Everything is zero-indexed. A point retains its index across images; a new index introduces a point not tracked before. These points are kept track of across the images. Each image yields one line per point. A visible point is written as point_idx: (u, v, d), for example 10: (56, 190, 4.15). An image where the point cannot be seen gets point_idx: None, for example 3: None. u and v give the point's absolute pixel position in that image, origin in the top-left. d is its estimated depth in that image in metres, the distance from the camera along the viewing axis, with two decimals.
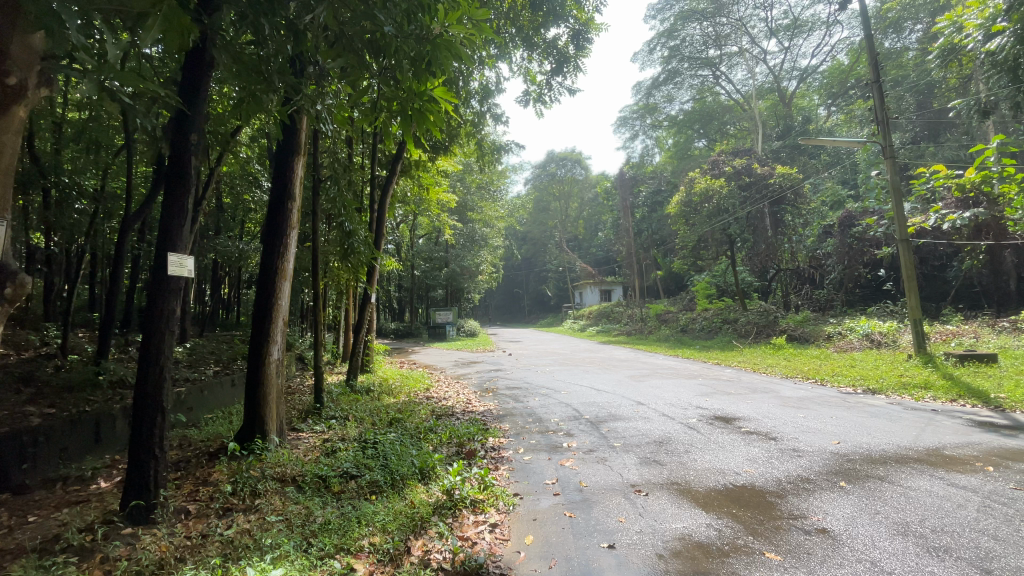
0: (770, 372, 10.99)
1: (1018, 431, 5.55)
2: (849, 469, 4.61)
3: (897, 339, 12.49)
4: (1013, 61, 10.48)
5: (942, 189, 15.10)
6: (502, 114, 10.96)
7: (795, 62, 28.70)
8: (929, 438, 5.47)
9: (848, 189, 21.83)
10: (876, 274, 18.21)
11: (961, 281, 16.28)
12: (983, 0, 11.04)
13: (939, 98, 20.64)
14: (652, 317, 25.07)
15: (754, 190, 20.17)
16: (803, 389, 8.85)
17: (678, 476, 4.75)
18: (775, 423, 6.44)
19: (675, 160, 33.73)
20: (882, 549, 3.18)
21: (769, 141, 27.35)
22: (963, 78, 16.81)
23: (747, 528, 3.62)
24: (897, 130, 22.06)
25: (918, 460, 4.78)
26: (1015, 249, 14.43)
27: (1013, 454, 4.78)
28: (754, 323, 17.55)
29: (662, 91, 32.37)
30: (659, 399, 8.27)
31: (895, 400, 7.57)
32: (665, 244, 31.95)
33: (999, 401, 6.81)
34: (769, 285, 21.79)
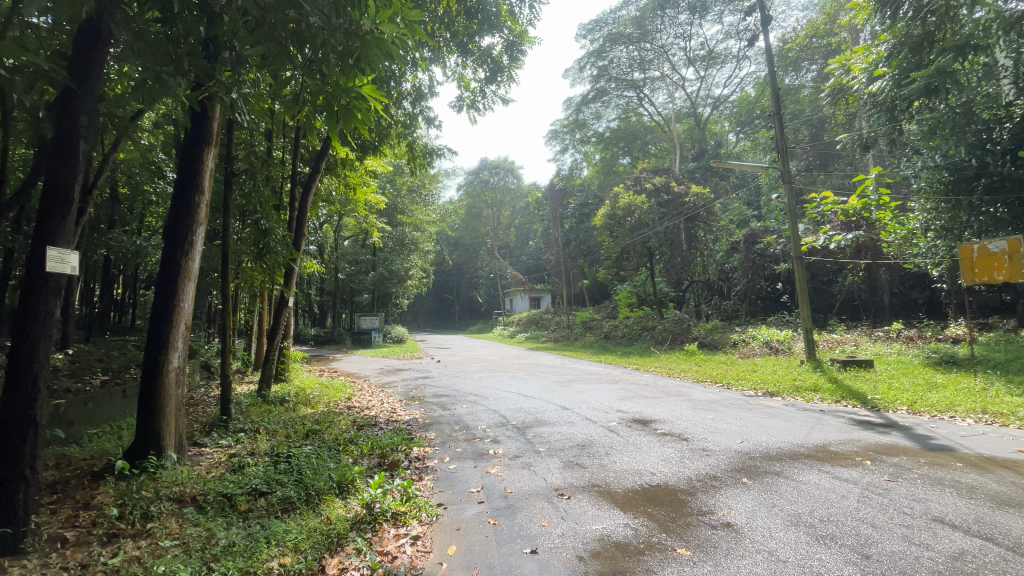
0: (684, 376, 11.72)
1: (889, 429, 6.28)
2: (750, 466, 4.97)
3: (790, 346, 13.81)
4: (889, 102, 12.14)
5: (830, 214, 17.03)
6: (434, 118, 10.72)
7: (710, 91, 30.69)
8: (818, 436, 6.03)
9: (753, 210, 23.95)
10: (775, 286, 20.04)
11: (844, 295, 18.06)
12: (867, 48, 13.05)
13: (828, 132, 23.31)
14: (578, 325, 25.79)
15: (671, 207, 21.52)
16: (713, 392, 9.47)
17: (599, 478, 4.85)
18: (687, 425, 6.81)
19: (602, 175, 35.18)
20: (778, 539, 3.43)
21: (686, 162, 29.33)
22: (849, 115, 19.05)
23: (661, 526, 3.76)
24: (794, 158, 24.57)
25: (808, 456, 5.25)
26: (888, 268, 16.66)
27: (885, 449, 5.39)
28: (670, 331, 18.62)
29: (590, 109, 33.49)
30: (582, 404, 8.47)
31: (790, 402, 8.32)
32: (592, 254, 33.13)
33: (875, 402, 7.69)
34: (683, 295, 23.26)
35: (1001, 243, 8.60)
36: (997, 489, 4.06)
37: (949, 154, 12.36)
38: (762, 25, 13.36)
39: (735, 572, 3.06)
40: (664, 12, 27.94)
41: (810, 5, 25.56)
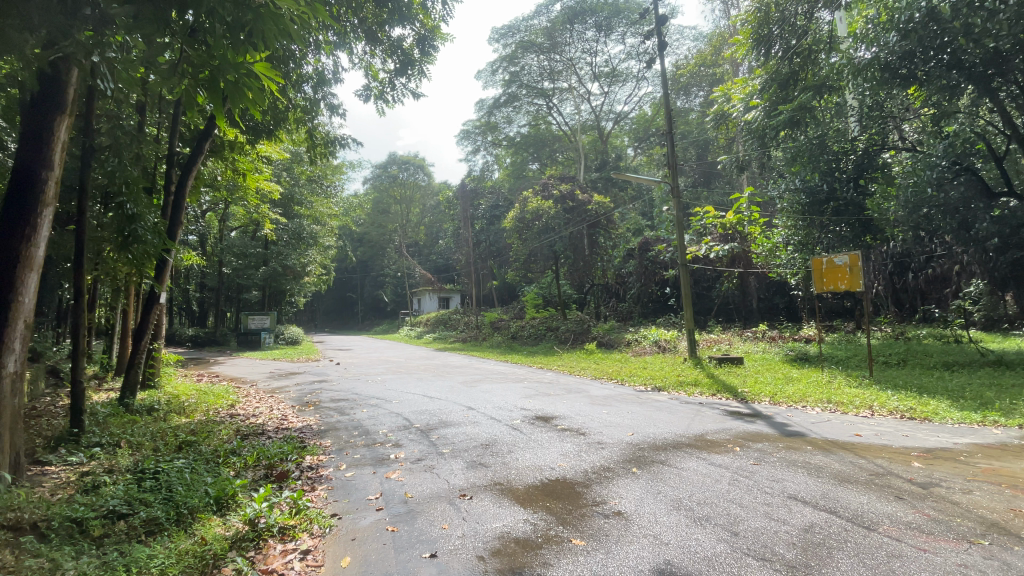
0: (583, 373, 12.34)
1: (755, 418, 7.11)
2: (640, 457, 5.32)
3: (676, 345, 15.13)
4: (761, 130, 13.88)
5: (711, 226, 19.00)
6: (338, 106, 10.13)
7: (612, 106, 32.44)
8: (698, 426, 6.64)
9: (647, 220, 25.89)
10: (664, 290, 21.89)
11: (720, 299, 20.15)
12: (745, 81, 14.78)
13: (712, 153, 25.95)
14: (485, 325, 25.93)
15: (576, 214, 22.39)
16: (609, 389, 10.04)
17: (501, 476, 4.89)
18: (584, 420, 7.14)
19: (511, 179, 35.91)
20: (662, 523, 3.70)
21: (590, 171, 30.87)
22: (729, 140, 21.32)
23: (558, 519, 3.87)
24: (684, 175, 27.02)
25: (689, 445, 5.75)
26: (757, 277, 18.87)
27: (751, 436, 6.09)
28: (572, 331, 19.44)
29: (501, 113, 33.83)
30: (487, 404, 8.51)
31: (676, 396, 9.10)
32: (501, 256, 33.60)
33: (744, 394, 8.68)
34: (584, 297, 24.20)
35: (845, 257, 10.12)
36: (838, 467, 4.76)
37: (806, 180, 14.17)
38: (658, 50, 14.41)
39: (625, 558, 3.24)
40: (573, 26, 29.05)
41: (700, 37, 28.23)
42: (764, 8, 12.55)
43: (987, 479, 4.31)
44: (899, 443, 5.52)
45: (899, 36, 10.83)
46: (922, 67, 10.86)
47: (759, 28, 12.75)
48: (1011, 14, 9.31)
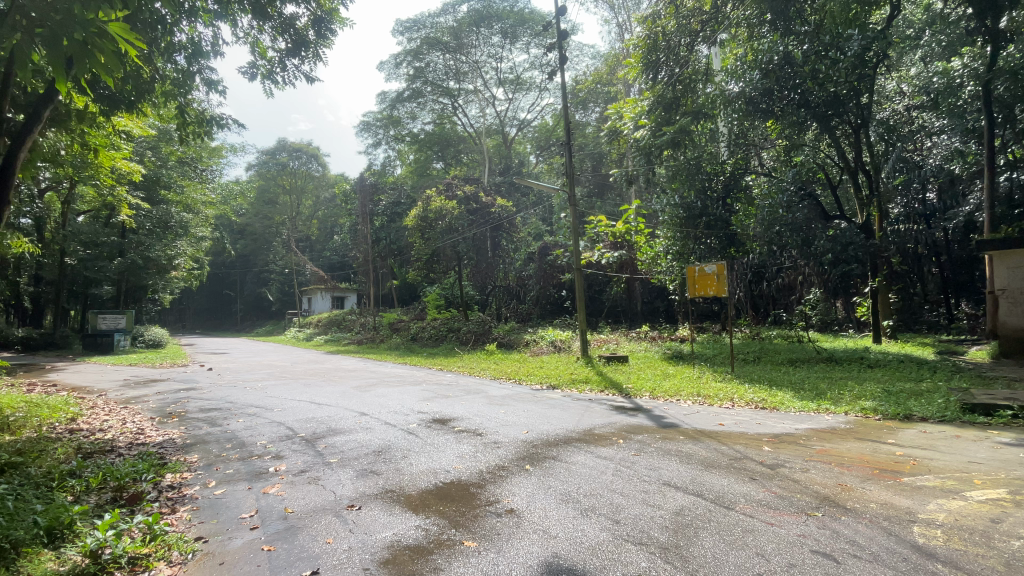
0: (482, 374, 12.43)
1: (637, 412, 7.69)
2: (532, 454, 5.46)
3: (570, 345, 15.90)
4: (647, 147, 14.49)
5: (603, 234, 20.31)
6: (217, 82, 9.12)
7: (516, 113, 33.13)
8: (587, 421, 7.01)
9: (547, 226, 26.93)
10: (561, 293, 23.00)
11: (610, 303, 21.58)
12: (636, 101, 15.63)
13: (606, 165, 27.72)
14: (383, 326, 25.00)
15: (479, 216, 22.53)
16: (507, 388, 10.22)
17: (393, 483, 4.73)
18: (481, 420, 7.18)
19: (415, 176, 35.41)
20: (551, 518, 3.82)
21: (493, 175, 31.32)
22: (622, 155, 22.91)
23: (451, 522, 3.83)
24: (581, 184, 28.57)
25: (578, 440, 6.04)
26: (641, 282, 20.65)
27: (633, 428, 6.57)
28: (471, 332, 19.46)
29: (405, 108, 32.83)
30: (381, 408, 8.18)
31: (568, 393, 9.51)
32: (401, 255, 32.68)
33: (629, 389, 9.35)
34: (486, 299, 24.53)
35: (713, 266, 11.34)
36: (704, 454, 5.31)
37: (685, 196, 15.75)
38: (559, 63, 14.94)
39: (515, 555, 3.29)
40: (479, 29, 29.19)
41: (597, 55, 29.99)
42: (653, 36, 13.66)
43: (819, 458, 5.09)
44: (754, 430, 6.31)
45: (761, 74, 12.72)
46: (778, 104, 12.79)
47: (647, 53, 13.77)
48: (849, 64, 12.01)
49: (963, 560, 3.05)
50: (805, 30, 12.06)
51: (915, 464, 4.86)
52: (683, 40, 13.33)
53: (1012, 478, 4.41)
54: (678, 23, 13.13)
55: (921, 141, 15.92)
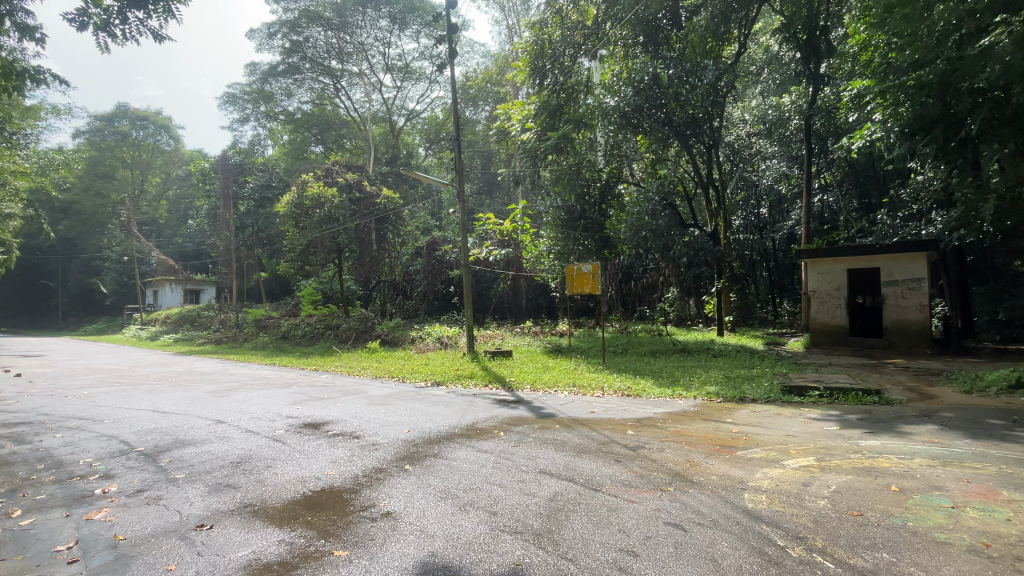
0: (362, 373, 11.84)
1: (518, 404, 7.94)
2: (412, 453, 5.34)
3: (456, 341, 15.92)
4: (534, 150, 15.19)
5: (491, 232, 20.63)
6: (33, 28, 7.43)
7: (404, 102, 31.97)
8: (469, 416, 7.05)
9: (435, 221, 26.68)
10: (448, 289, 22.91)
11: (497, 299, 21.99)
12: (522, 105, 15.95)
13: (494, 164, 28.25)
14: (249, 323, 22.59)
15: (362, 206, 21.05)
16: (388, 387, 9.88)
17: (254, 496, 4.29)
18: (358, 422, 6.83)
19: (290, 159, 32.61)
20: (429, 516, 3.76)
21: (379, 165, 30.07)
22: (510, 156, 23.44)
23: (320, 533, 3.58)
24: (469, 181, 28.73)
25: (459, 435, 6.04)
26: (527, 280, 21.38)
27: (513, 420, 6.76)
28: (352, 328, 18.49)
29: (279, 83, 29.87)
30: (243, 415, 7.38)
31: (453, 390, 9.48)
32: (272, 244, 29.88)
33: (512, 383, 9.62)
34: (369, 294, 23.55)
35: (589, 265, 12.15)
36: (577, 441, 5.66)
37: (566, 200, 16.62)
38: (448, 57, 14.72)
39: (390, 559, 3.18)
40: (365, 10, 27.67)
41: (487, 54, 30.27)
42: (540, 42, 14.47)
43: (673, 439, 5.71)
44: (621, 416, 6.88)
45: (633, 91, 13.79)
46: (647, 120, 14.10)
47: (534, 59, 14.52)
48: (704, 91, 13.66)
49: (780, 519, 3.63)
50: (670, 57, 13.80)
51: (747, 439, 5.68)
52: (567, 52, 14.15)
53: (815, 446, 5.38)
54: (562, 33, 14.03)
55: (756, 163, 18.34)
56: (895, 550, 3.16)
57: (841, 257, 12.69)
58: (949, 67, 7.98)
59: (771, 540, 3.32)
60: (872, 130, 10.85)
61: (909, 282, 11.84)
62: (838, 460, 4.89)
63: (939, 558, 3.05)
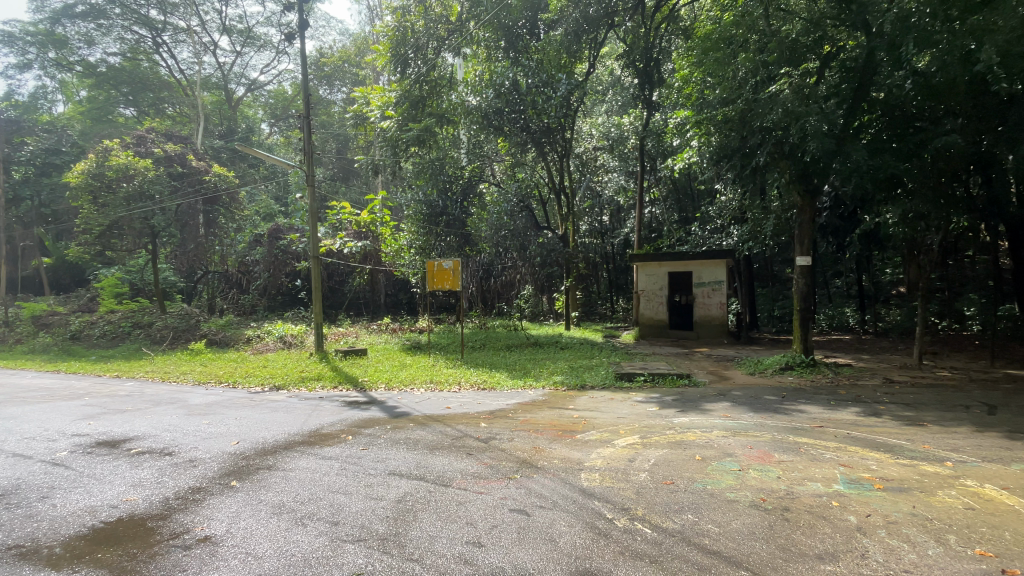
0: (182, 379, 10.15)
1: (370, 405, 7.58)
2: (241, 467, 4.74)
3: (302, 340, 14.60)
4: (394, 140, 14.78)
5: (346, 222, 19.32)
6: None
7: (243, 69, 28.29)
8: (313, 421, 6.52)
9: (280, 207, 24.22)
10: (294, 283, 20.89)
11: (351, 294, 20.80)
12: (382, 90, 15.33)
13: (350, 150, 26.70)
14: (21, 322, 17.91)
15: (185, 183, 18.07)
16: (216, 394, 8.65)
17: (18, 536, 3.39)
18: (174, 436, 5.85)
19: (87, 120, 26.63)
20: (259, 535, 3.38)
21: (210, 138, 26.27)
22: (368, 143, 22.35)
23: (112, 571, 2.97)
24: (321, 166, 26.65)
25: (300, 443, 5.55)
26: (385, 274, 20.35)
27: (362, 422, 6.43)
28: (171, 327, 15.81)
29: (77, 26, 24.30)
30: (5, 436, 5.81)
31: (296, 393, 8.69)
32: (59, 224, 24.11)
33: (363, 383, 9.14)
34: (194, 288, 20.82)
35: (449, 262, 12.10)
36: (430, 438, 5.61)
37: (428, 194, 16.55)
38: (299, 27, 13.42)
39: None
40: None
41: (345, 32, 28.39)
42: (402, 29, 14.18)
43: (522, 428, 6.00)
44: (475, 410, 7.00)
45: (495, 94, 14.29)
46: (508, 123, 14.73)
47: (397, 45, 14.24)
48: (558, 102, 14.53)
49: (610, 494, 4.03)
50: (529, 65, 14.43)
51: (585, 424, 6.22)
52: (431, 44, 14.26)
53: (641, 426, 6.11)
54: (426, 24, 13.99)
55: (600, 175, 19.91)
56: (696, 511, 3.73)
57: (665, 261, 14.63)
58: (747, 106, 9.62)
59: (602, 515, 3.67)
60: (690, 153, 12.82)
61: (714, 283, 14.16)
62: (658, 437, 5.61)
63: (728, 514, 3.68)
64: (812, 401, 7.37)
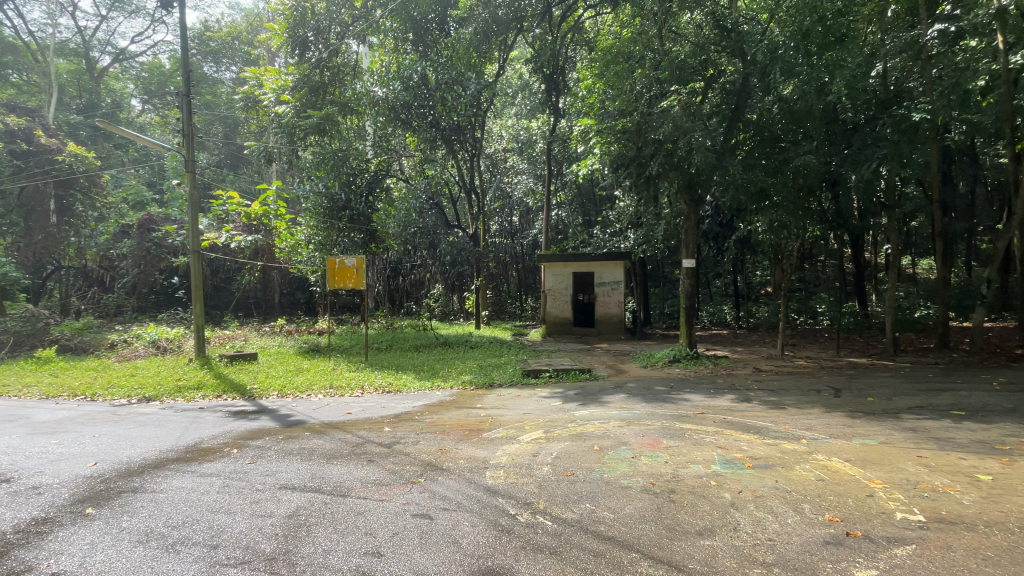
0: (21, 394, 8.56)
1: (260, 414, 6.98)
2: (98, 492, 4.11)
3: (180, 345, 13.02)
4: (290, 126, 13.80)
5: (234, 214, 17.57)
6: None
7: (110, 37, 24.60)
8: (191, 435, 5.85)
9: (155, 195, 21.51)
10: (171, 281, 18.62)
11: (240, 293, 19.06)
12: (278, 72, 14.12)
13: (240, 136, 24.50)
14: None
15: (32, 163, 15.39)
16: (68, 409, 7.42)
17: None
18: (8, 461, 4.92)
19: None
20: (121, 568, 2.95)
21: (64, 111, 22.56)
22: (261, 129, 20.65)
23: None
24: (205, 151, 24.07)
25: (175, 460, 4.96)
26: (280, 272, 19.03)
27: (251, 434, 5.91)
28: (10, 330, 13.35)
29: None
30: None
31: (171, 405, 7.74)
32: None
33: (253, 391, 8.38)
34: (42, 286, 17.83)
35: (352, 259, 11.54)
36: (327, 446, 5.29)
37: (330, 186, 14.93)
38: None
39: None
40: None
41: (237, 7, 26.01)
42: (302, 10, 13.61)
43: (428, 430, 5.89)
44: (378, 414, 6.75)
45: (402, 87, 14.09)
46: (417, 119, 14.59)
47: (296, 27, 13.62)
48: (468, 101, 14.47)
49: (513, 490, 4.10)
50: (438, 61, 14.28)
51: (492, 422, 6.27)
52: (334, 28, 13.90)
53: (545, 421, 6.29)
54: (329, 8, 13.68)
55: (510, 176, 20.54)
56: (594, 500, 3.92)
57: (569, 261, 15.23)
58: (642, 119, 10.32)
59: (505, 511, 3.71)
60: (592, 160, 13.46)
61: (613, 283, 15.05)
62: (561, 430, 5.82)
63: (622, 500, 3.91)
64: (695, 390, 8.11)
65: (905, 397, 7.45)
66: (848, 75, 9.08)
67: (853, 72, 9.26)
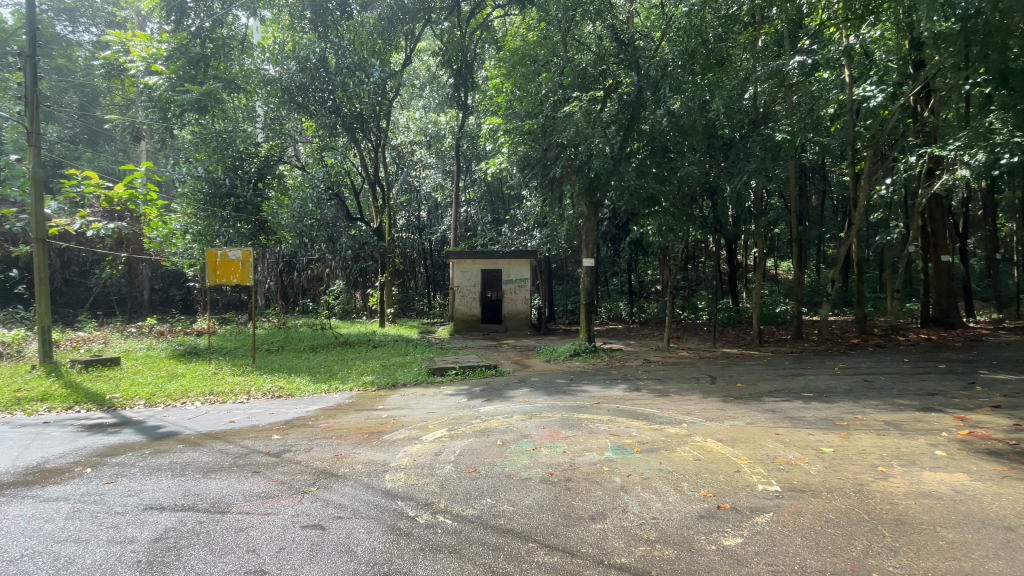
0: None
1: (122, 427, 6.12)
2: None
3: (19, 349, 11.02)
4: (164, 101, 12.32)
5: (91, 197, 15.20)
6: None
7: None
8: (31, 455, 4.97)
9: None
10: (7, 273, 15.72)
11: (99, 289, 16.62)
12: (150, 38, 12.40)
13: (102, 108, 21.29)
14: None
15: None
16: None
17: None
18: None
19: None
20: None
21: None
22: (128, 101, 18.15)
23: None
24: (53, 122, 20.54)
25: (9, 485, 4.18)
26: (150, 265, 16.88)
27: (110, 450, 5.16)
28: None
29: None
30: None
31: (3, 420, 6.51)
32: None
33: (113, 401, 7.32)
34: None
35: (237, 252, 10.56)
36: (205, 459, 4.79)
37: (210, 170, 13.65)
38: None
39: None
40: None
41: None
42: None
43: (323, 435, 5.58)
44: (266, 422, 6.25)
45: (298, 68, 13.27)
46: (313, 100, 13.63)
47: None
48: (371, 89, 13.73)
49: (414, 491, 4.03)
50: (339, 44, 13.54)
51: (393, 423, 6.10)
52: None
53: (448, 419, 6.26)
54: None
55: (418, 170, 20.25)
56: (494, 494, 3.98)
57: (475, 258, 15.35)
58: (547, 122, 10.73)
59: (404, 514, 3.64)
60: (500, 159, 13.65)
61: (519, 281, 15.41)
62: (463, 428, 5.82)
63: (522, 493, 4.01)
64: (593, 382, 8.57)
65: (767, 382, 8.53)
66: (724, 95, 10.15)
67: (729, 93, 10.37)
